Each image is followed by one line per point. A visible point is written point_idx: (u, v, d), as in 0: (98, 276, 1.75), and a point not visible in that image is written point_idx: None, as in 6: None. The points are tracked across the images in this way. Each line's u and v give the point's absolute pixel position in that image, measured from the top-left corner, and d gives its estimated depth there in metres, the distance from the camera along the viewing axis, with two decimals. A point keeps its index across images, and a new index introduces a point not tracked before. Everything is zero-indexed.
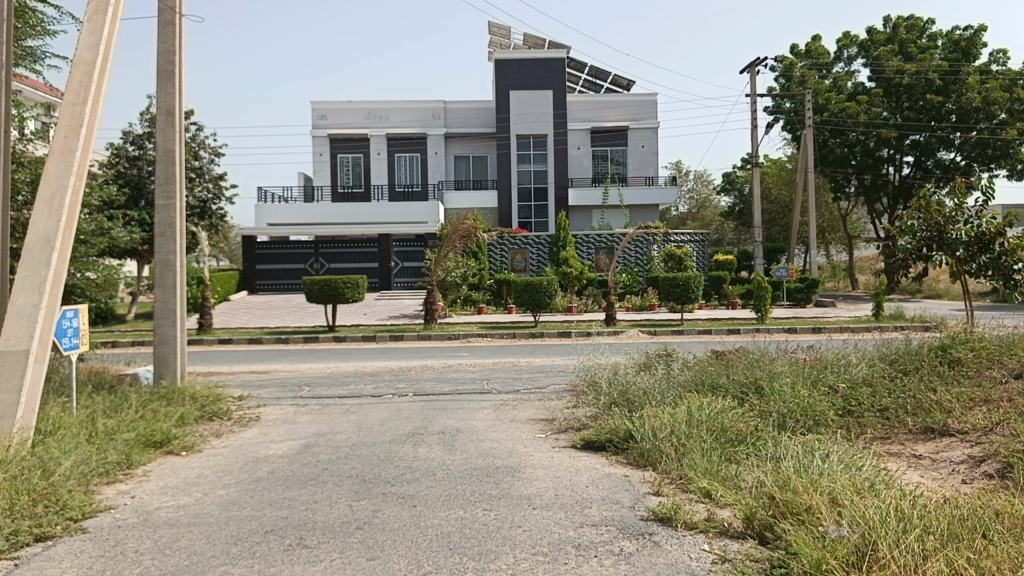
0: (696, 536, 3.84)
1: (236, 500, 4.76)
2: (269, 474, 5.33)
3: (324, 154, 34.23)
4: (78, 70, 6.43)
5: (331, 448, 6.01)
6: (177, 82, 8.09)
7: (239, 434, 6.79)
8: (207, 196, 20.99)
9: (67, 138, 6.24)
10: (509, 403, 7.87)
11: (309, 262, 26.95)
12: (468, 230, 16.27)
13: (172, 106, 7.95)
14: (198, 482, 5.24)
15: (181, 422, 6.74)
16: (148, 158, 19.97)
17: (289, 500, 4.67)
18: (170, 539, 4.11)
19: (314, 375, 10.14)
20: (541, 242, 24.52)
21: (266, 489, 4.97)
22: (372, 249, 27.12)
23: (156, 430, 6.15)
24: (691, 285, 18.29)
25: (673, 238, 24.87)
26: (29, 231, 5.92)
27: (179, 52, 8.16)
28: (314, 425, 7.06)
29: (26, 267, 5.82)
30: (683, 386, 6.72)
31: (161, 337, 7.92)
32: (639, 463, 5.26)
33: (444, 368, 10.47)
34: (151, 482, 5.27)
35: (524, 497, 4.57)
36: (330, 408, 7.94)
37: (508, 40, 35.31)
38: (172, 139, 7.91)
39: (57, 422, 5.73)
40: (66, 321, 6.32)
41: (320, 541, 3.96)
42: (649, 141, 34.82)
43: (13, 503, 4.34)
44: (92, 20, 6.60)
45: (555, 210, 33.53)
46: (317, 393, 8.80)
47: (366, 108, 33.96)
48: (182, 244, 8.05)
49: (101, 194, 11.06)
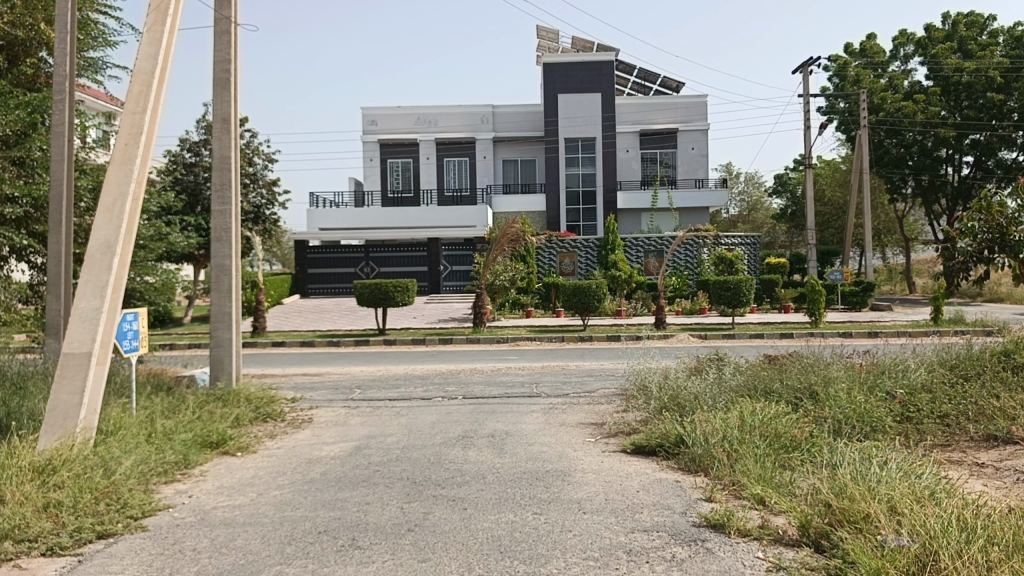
0: (750, 543, 3.78)
1: (290, 501, 4.82)
2: (321, 475, 5.40)
3: (374, 160, 34.64)
4: (137, 80, 6.60)
5: (382, 450, 6.06)
6: (233, 90, 8.25)
7: (292, 436, 6.88)
8: (261, 201, 21.40)
9: (127, 146, 6.41)
10: (557, 407, 7.84)
11: (359, 266, 27.30)
12: (516, 234, 16.28)
13: (227, 114, 8.11)
14: (253, 482, 5.33)
15: (236, 424, 6.88)
16: (204, 164, 20.46)
17: (341, 501, 4.73)
18: (226, 539, 4.19)
19: (365, 378, 10.25)
20: (589, 245, 24.41)
21: (318, 490, 5.03)
22: (417, 254, 27.28)
23: (212, 431, 6.28)
24: (742, 288, 18.03)
25: (723, 241, 24.56)
26: (92, 236, 6.08)
27: (234, 60, 8.32)
28: (365, 428, 7.13)
29: (88, 272, 5.98)
30: (735, 391, 6.62)
31: (216, 340, 8.07)
32: (691, 468, 5.20)
33: (493, 371, 10.48)
34: (207, 482, 5.38)
35: (574, 502, 4.55)
36: (381, 410, 8.01)
37: (556, 43, 35.33)
38: (227, 146, 8.06)
39: (118, 423, 5.88)
40: (126, 324, 6.49)
41: (372, 543, 3.99)
42: (699, 143, 34.47)
43: (76, 501, 4.51)
44: (151, 30, 6.77)
45: (604, 213, 33.42)
46: (368, 396, 8.89)
47: (415, 114, 34.28)
48: (237, 249, 8.20)
49: (160, 201, 11.35)
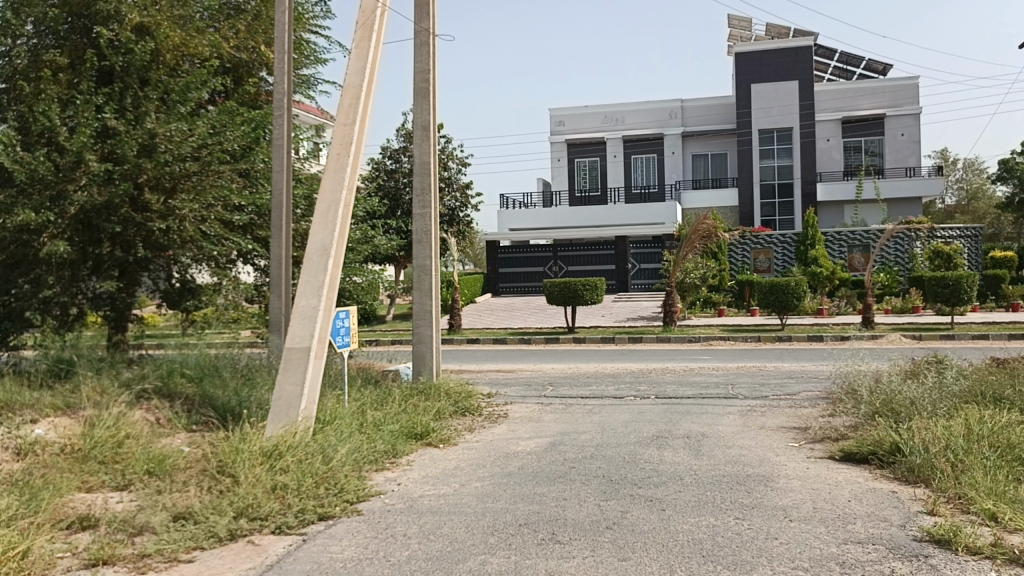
0: (982, 562, 3.46)
1: (491, 493, 4.99)
2: (519, 469, 5.54)
3: (562, 160, 35.03)
4: (348, 94, 7.07)
5: (577, 447, 6.12)
6: (432, 99, 8.64)
7: (490, 430, 7.11)
8: (455, 204, 22.27)
9: (340, 156, 6.88)
10: (756, 409, 7.57)
11: (548, 265, 27.68)
12: (709, 229, 15.91)
13: (427, 121, 8.51)
14: (456, 473, 5.55)
15: (438, 417, 7.20)
16: (403, 171, 21.61)
17: (540, 496, 4.82)
18: (434, 526, 4.39)
19: (557, 376, 10.39)
20: (787, 240, 23.38)
21: (518, 483, 5.16)
22: (591, 253, 27.39)
23: (417, 423, 6.61)
24: (963, 285, 16.56)
25: (938, 233, 22.70)
26: (310, 241, 6.58)
27: (432, 70, 8.71)
28: (560, 424, 7.23)
29: (307, 273, 6.47)
30: (958, 397, 6.08)
31: (419, 337, 8.49)
32: (908, 479, 4.84)
33: (687, 371, 10.29)
34: (414, 471, 5.68)
35: (779, 508, 4.37)
36: (574, 408, 8.10)
37: (748, 32, 34.15)
38: (427, 152, 8.45)
39: (333, 413, 6.34)
40: (339, 321, 6.99)
41: (572, 538, 4.04)
42: (909, 129, 32.01)
43: (299, 485, 4.92)
44: (359, 46, 7.22)
45: (801, 206, 31.92)
46: (561, 393, 9.00)
47: (602, 112, 34.37)
48: (437, 250, 8.58)
49: (366, 206, 12.11)
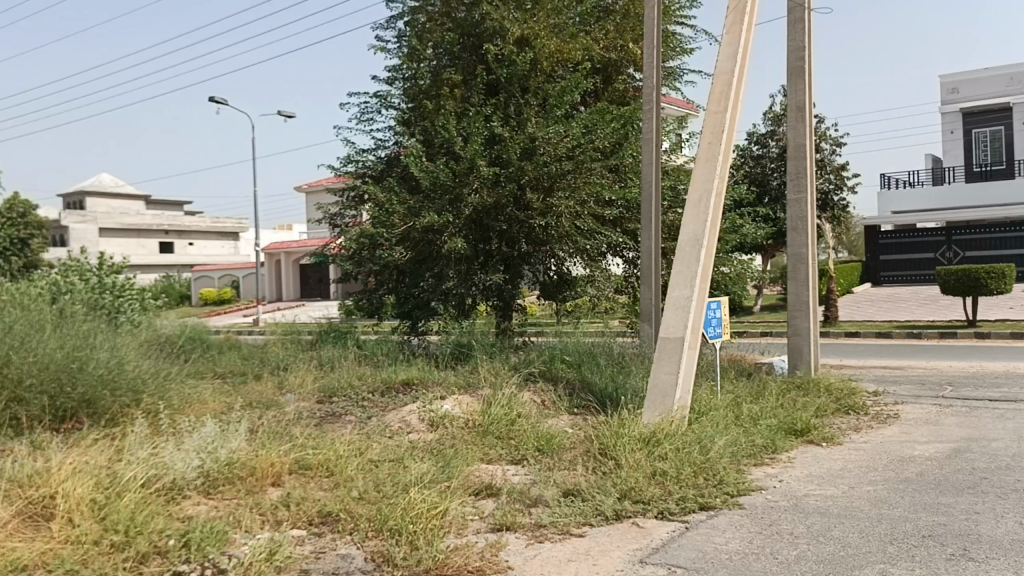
0: None
1: (886, 499, 4.60)
2: (918, 475, 5.04)
3: (956, 132, 31.18)
4: (719, 81, 6.97)
5: (989, 456, 5.39)
6: (807, 78, 8.20)
7: (879, 431, 6.56)
8: (829, 187, 20.92)
9: (711, 144, 6.81)
10: None
11: (940, 251, 24.78)
12: None
13: (803, 102, 8.10)
14: (844, 474, 5.21)
15: (818, 413, 6.82)
16: (771, 156, 20.88)
17: (945, 507, 4.34)
18: (822, 528, 4.17)
19: (958, 375, 9.26)
20: None
21: (917, 491, 4.69)
22: (1020, 234, 23.57)
23: (796, 419, 6.33)
24: None
25: None
26: (683, 232, 6.61)
27: (808, 47, 8.26)
28: (964, 429, 6.43)
29: (680, 264, 6.52)
30: None
31: (795, 328, 8.13)
32: None
33: None
34: (797, 469, 5.44)
35: None
36: (980, 411, 7.15)
37: None
38: (803, 134, 8.04)
39: (709, 404, 6.32)
40: (711, 312, 6.95)
41: (989, 557, 3.58)
42: None
43: (679, 473, 4.99)
44: (730, 32, 7.09)
45: None
46: (963, 395, 7.98)
47: (1009, 73, 29.89)
48: (812, 237, 8.15)
49: (736, 195, 11.89)
